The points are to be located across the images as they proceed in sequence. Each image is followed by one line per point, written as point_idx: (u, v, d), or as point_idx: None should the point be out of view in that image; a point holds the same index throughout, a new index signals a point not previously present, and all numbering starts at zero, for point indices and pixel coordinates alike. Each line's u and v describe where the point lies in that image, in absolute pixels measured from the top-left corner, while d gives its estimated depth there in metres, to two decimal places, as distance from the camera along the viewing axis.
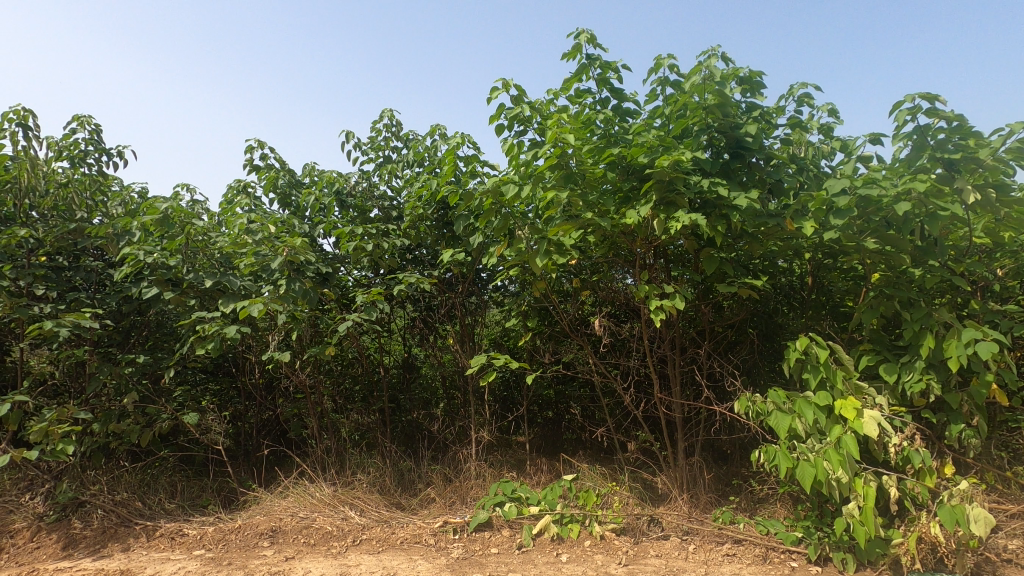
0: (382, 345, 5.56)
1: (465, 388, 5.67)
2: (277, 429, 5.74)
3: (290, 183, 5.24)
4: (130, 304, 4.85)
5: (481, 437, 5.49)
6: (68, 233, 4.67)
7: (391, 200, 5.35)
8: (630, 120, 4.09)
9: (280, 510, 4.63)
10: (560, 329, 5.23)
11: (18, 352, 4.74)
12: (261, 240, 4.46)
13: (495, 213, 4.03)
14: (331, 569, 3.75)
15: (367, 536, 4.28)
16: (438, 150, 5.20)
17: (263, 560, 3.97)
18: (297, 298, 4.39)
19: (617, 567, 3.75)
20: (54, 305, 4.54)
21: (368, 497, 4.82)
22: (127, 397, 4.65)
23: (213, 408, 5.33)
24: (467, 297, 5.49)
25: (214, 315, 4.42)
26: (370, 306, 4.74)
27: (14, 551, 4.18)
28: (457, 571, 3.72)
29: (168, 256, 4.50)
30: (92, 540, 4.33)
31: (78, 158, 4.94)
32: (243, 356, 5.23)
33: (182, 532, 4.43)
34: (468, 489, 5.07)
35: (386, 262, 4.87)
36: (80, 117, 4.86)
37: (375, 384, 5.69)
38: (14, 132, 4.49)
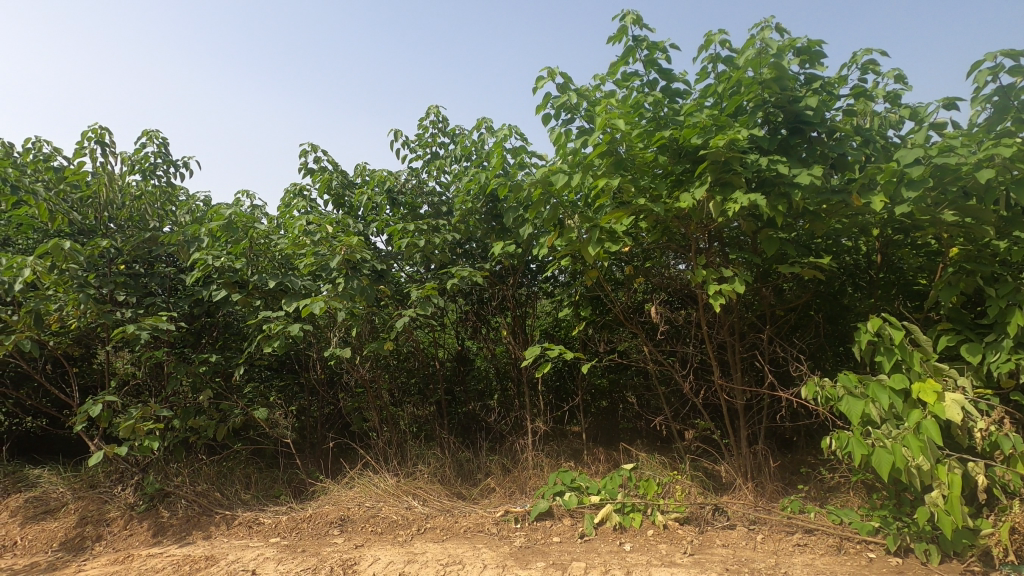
0: (437, 339, 5.65)
1: (519, 379, 5.71)
2: (340, 422, 5.96)
3: (343, 185, 5.38)
4: (201, 306, 5.13)
5: (537, 428, 5.53)
6: (144, 242, 5.02)
7: (440, 195, 5.42)
8: (680, 100, 3.98)
9: (348, 500, 4.82)
10: (613, 318, 5.18)
11: (103, 354, 5.09)
12: (320, 241, 4.61)
13: (545, 203, 3.99)
14: (399, 557, 3.87)
15: (431, 525, 4.39)
16: (485, 143, 5.22)
17: (335, 547, 4.14)
18: (354, 295, 4.53)
19: (682, 556, 3.70)
20: (134, 309, 4.86)
21: (430, 487, 4.94)
22: (203, 394, 4.92)
23: (280, 403, 5.54)
24: (518, 288, 5.54)
25: (278, 315, 4.60)
26: (425, 301, 4.84)
27: (111, 538, 4.52)
28: (522, 559, 3.77)
29: (233, 260, 4.73)
30: (178, 527, 4.62)
31: (149, 170, 5.23)
32: (306, 353, 5.45)
33: (258, 520, 4.67)
34: (527, 479, 5.12)
35: (437, 258, 4.92)
36: (149, 132, 5.15)
37: (431, 377, 5.81)
38: (92, 149, 4.80)
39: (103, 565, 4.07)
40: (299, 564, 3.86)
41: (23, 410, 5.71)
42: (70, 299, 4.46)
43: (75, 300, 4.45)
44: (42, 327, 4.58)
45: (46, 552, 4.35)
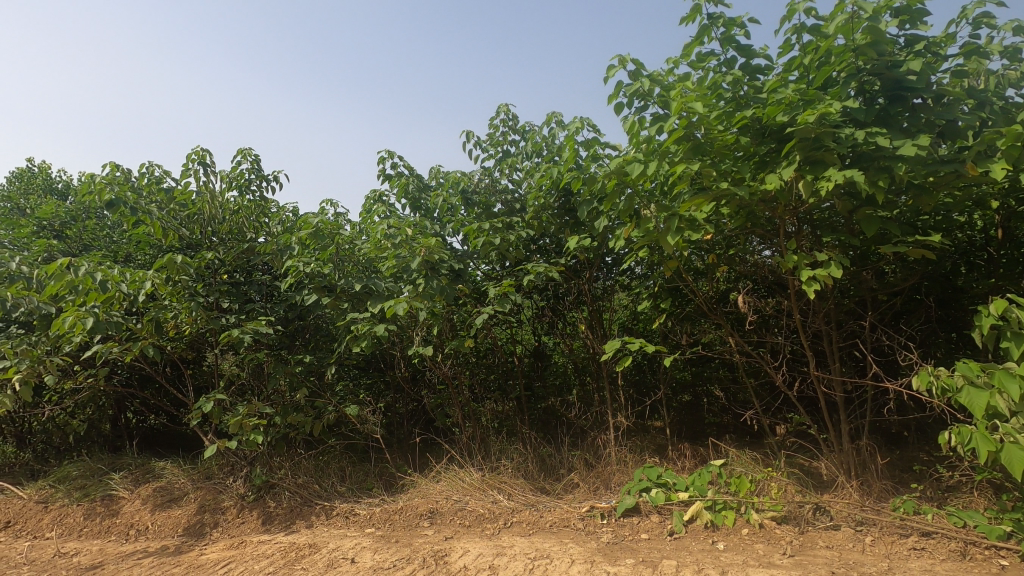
0: (514, 335, 5.69)
1: (599, 373, 5.66)
2: (424, 417, 6.18)
3: (419, 188, 5.53)
4: (294, 310, 5.48)
5: (619, 423, 5.45)
6: (243, 253, 5.44)
7: (513, 193, 5.46)
8: (761, 77, 3.77)
9: (436, 493, 4.97)
10: (694, 309, 5.00)
11: (212, 357, 5.54)
12: (400, 243, 4.77)
13: (620, 194, 3.91)
14: (488, 550, 3.95)
15: (517, 519, 4.45)
16: (556, 138, 5.20)
17: (426, 538, 4.29)
18: (434, 294, 4.67)
19: (782, 557, 3.52)
20: (237, 315, 5.28)
21: (514, 481, 5.01)
22: (300, 393, 5.26)
23: (369, 401, 5.82)
24: (593, 282, 5.48)
25: (364, 316, 4.81)
26: (502, 298, 4.88)
27: (226, 525, 4.92)
28: (610, 555, 3.73)
29: (322, 265, 5.01)
30: (283, 516, 4.97)
31: (244, 186, 5.63)
32: (390, 352, 5.68)
33: (354, 511, 4.94)
34: (611, 475, 5.06)
35: (512, 255, 4.95)
36: (243, 150, 5.54)
37: (510, 373, 5.87)
38: (196, 169, 5.24)
39: (221, 550, 4.46)
40: (394, 554, 4.03)
41: (147, 408, 6.32)
42: (183, 307, 4.90)
43: (188, 308, 4.89)
44: (162, 334, 5.06)
45: (173, 536, 4.81)
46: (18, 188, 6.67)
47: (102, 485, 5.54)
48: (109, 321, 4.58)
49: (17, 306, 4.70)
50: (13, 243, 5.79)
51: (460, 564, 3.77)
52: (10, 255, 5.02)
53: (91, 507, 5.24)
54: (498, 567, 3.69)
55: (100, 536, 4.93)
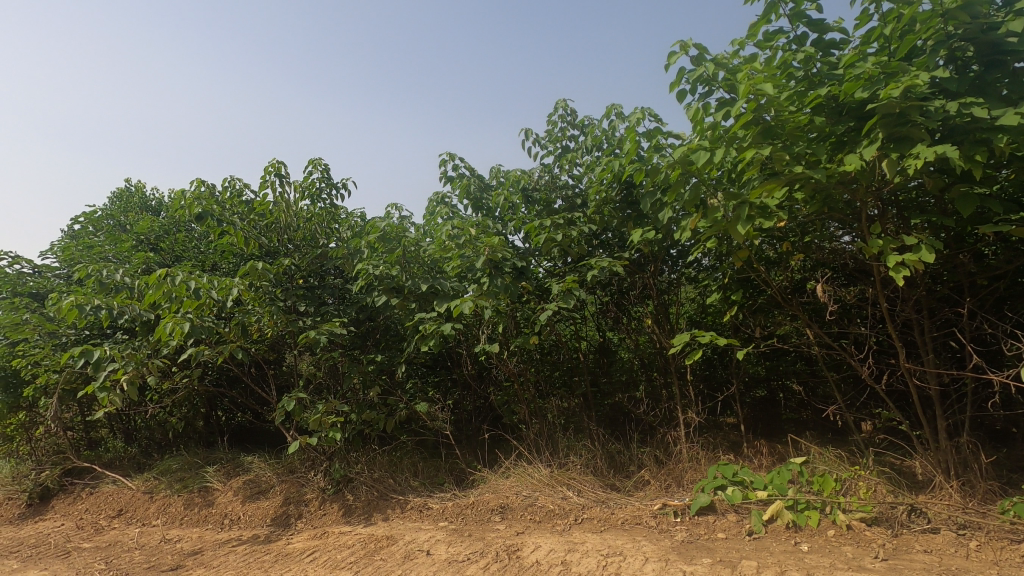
0: (578, 331, 5.66)
1: (667, 368, 5.53)
2: (491, 414, 6.26)
3: (480, 189, 5.60)
4: (365, 312, 5.71)
5: (691, 419, 5.28)
6: (317, 258, 5.76)
7: (573, 188, 5.43)
8: (836, 52, 3.56)
9: (506, 489, 5.03)
10: (768, 300, 4.79)
11: (291, 358, 5.86)
12: (464, 243, 4.85)
13: (685, 183, 3.80)
14: (560, 546, 3.96)
15: (588, 515, 4.44)
16: (616, 130, 5.13)
17: (498, 533, 4.36)
18: (499, 293, 4.72)
19: (874, 561, 3.32)
20: (313, 318, 5.54)
21: (583, 478, 5.00)
22: (373, 391, 5.47)
23: (438, 398, 5.96)
24: (658, 276, 5.36)
25: (432, 315, 4.93)
26: (567, 294, 4.87)
27: (309, 516, 5.20)
28: (685, 554, 3.64)
29: (390, 268, 5.13)
30: (362, 509, 5.19)
31: (315, 195, 5.91)
32: (457, 350, 5.80)
33: (427, 505, 5.08)
34: (683, 472, 4.95)
35: (575, 250, 4.92)
36: (314, 161, 5.81)
37: (576, 369, 5.82)
38: (273, 181, 5.55)
39: (306, 539, 4.72)
40: (468, 547, 4.12)
41: (236, 406, 6.75)
42: (265, 311, 5.21)
43: (269, 312, 5.22)
44: (247, 336, 5.40)
45: (262, 526, 5.14)
46: (119, 207, 7.30)
47: (198, 477, 5.97)
48: (200, 325, 4.97)
49: (122, 313, 5.17)
50: (117, 256, 6.37)
51: (532, 559, 3.80)
52: (115, 268, 5.52)
53: (190, 498, 5.67)
54: (571, 563, 3.70)
55: (199, 524, 5.34)
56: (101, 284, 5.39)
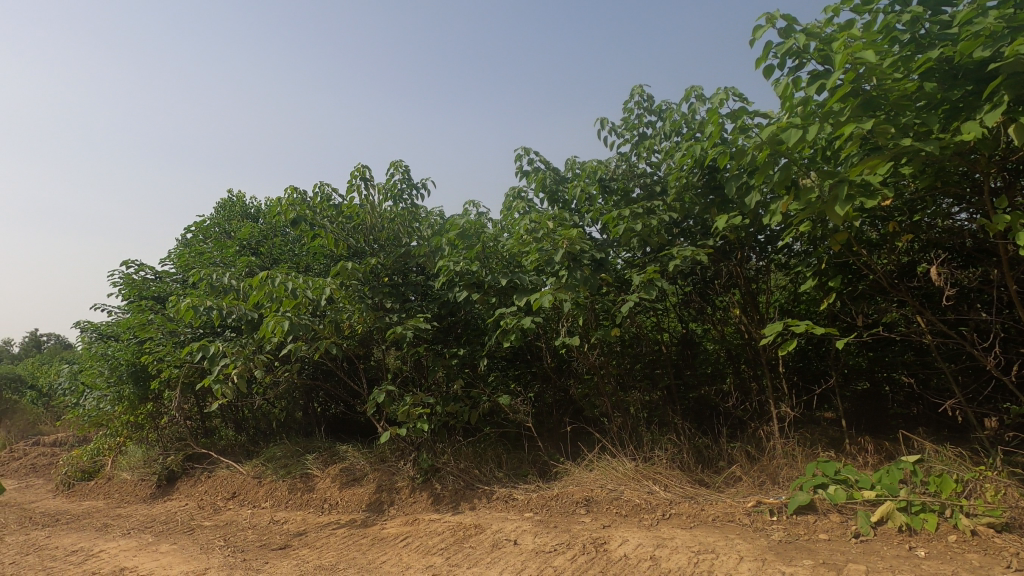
0: (660, 323, 5.52)
1: (757, 360, 5.27)
2: (573, 407, 6.21)
3: (556, 181, 5.58)
4: (447, 307, 5.87)
5: (784, 413, 5.01)
6: (400, 257, 5.99)
7: (652, 176, 5.30)
8: (948, 10, 3.23)
9: (590, 482, 5.02)
10: (871, 286, 4.45)
11: (379, 353, 6.13)
12: (542, 237, 4.84)
13: (774, 165, 3.59)
14: (648, 541, 3.90)
15: (677, 511, 4.34)
16: (696, 113, 4.94)
17: (584, 525, 4.36)
18: (578, 285, 4.69)
19: (1006, 571, 3.00)
20: (399, 314, 5.78)
21: (670, 472, 4.88)
22: (456, 383, 5.63)
23: (520, 391, 6.00)
24: (745, 264, 5.11)
25: (512, 310, 4.98)
26: (648, 284, 4.75)
27: (401, 503, 5.45)
28: (784, 555, 3.47)
29: (470, 264, 5.26)
30: (450, 498, 5.37)
31: (397, 195, 6.14)
32: (537, 343, 5.84)
33: (512, 496, 5.18)
34: (778, 469, 4.71)
35: (655, 240, 4.79)
36: (395, 163, 6.04)
37: (658, 362, 5.67)
38: (358, 185, 5.83)
39: (399, 525, 4.95)
40: (554, 538, 4.15)
41: (331, 399, 7.18)
42: (355, 309, 5.51)
43: (359, 309, 5.51)
44: (340, 332, 5.72)
45: (359, 511, 5.45)
46: (223, 216, 7.94)
47: (300, 464, 6.41)
48: (300, 322, 5.28)
49: (230, 313, 5.63)
50: (224, 261, 6.94)
51: (620, 553, 3.76)
52: (223, 272, 6.03)
53: (293, 483, 6.11)
54: (660, 559, 3.62)
55: (302, 508, 5.74)
56: (212, 286, 5.90)
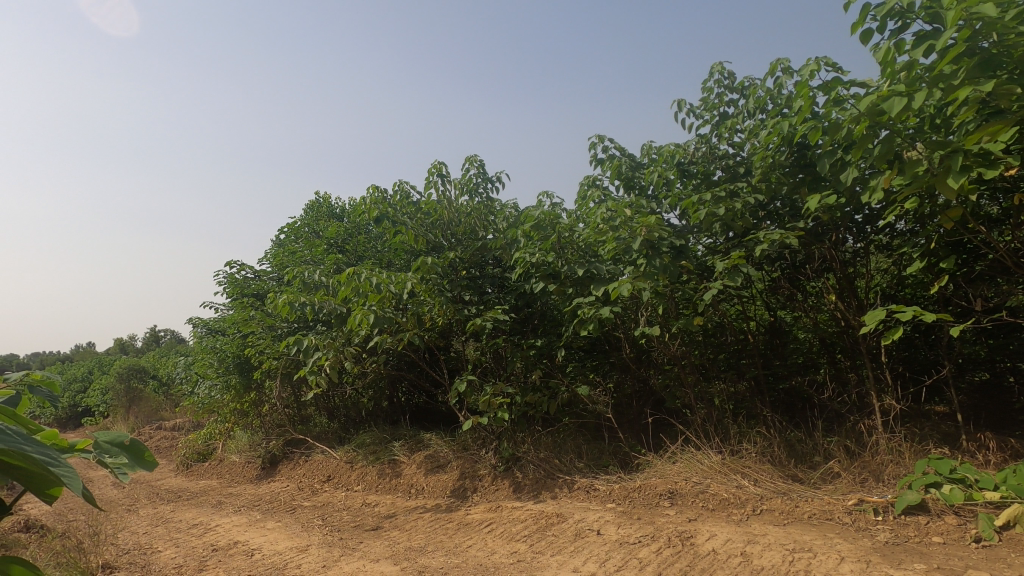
0: (745, 311, 5.28)
1: (856, 349, 4.93)
2: (654, 398, 6.10)
3: (632, 168, 5.46)
4: (523, 298, 5.93)
5: (889, 406, 4.65)
6: (478, 250, 6.11)
7: (734, 157, 5.06)
8: None
9: (673, 474, 4.90)
10: (992, 266, 4.03)
11: (459, 344, 6.30)
12: (619, 225, 4.74)
13: (873, 138, 3.31)
14: (738, 536, 3.77)
15: (768, 507, 4.16)
16: (783, 87, 4.66)
17: (668, 518, 4.27)
18: (658, 274, 4.58)
19: None
20: (477, 306, 5.90)
21: (759, 466, 4.68)
22: (535, 373, 5.67)
23: (599, 381, 5.97)
24: (841, 246, 4.78)
25: (590, 299, 4.94)
26: (733, 271, 4.55)
27: (484, 490, 5.58)
28: (892, 557, 3.24)
29: (546, 255, 5.27)
30: (531, 487, 5.44)
31: (472, 189, 6.25)
32: (615, 334, 5.77)
33: (594, 487, 5.17)
34: (882, 466, 4.38)
35: (739, 224, 4.58)
36: (470, 158, 6.15)
37: (744, 351, 5.43)
38: (436, 181, 6.00)
39: (483, 512, 5.09)
40: (638, 530, 4.11)
41: (414, 389, 7.46)
42: (436, 302, 5.70)
43: (439, 302, 5.69)
44: (422, 325, 5.94)
45: (444, 497, 5.66)
46: (312, 216, 8.44)
47: (387, 451, 6.73)
48: (384, 315, 5.51)
49: (322, 307, 5.99)
50: (314, 259, 7.38)
51: (708, 547, 3.66)
52: (314, 269, 6.41)
53: (382, 468, 6.44)
54: (752, 555, 3.49)
55: (391, 492, 6.04)
56: (305, 283, 6.31)
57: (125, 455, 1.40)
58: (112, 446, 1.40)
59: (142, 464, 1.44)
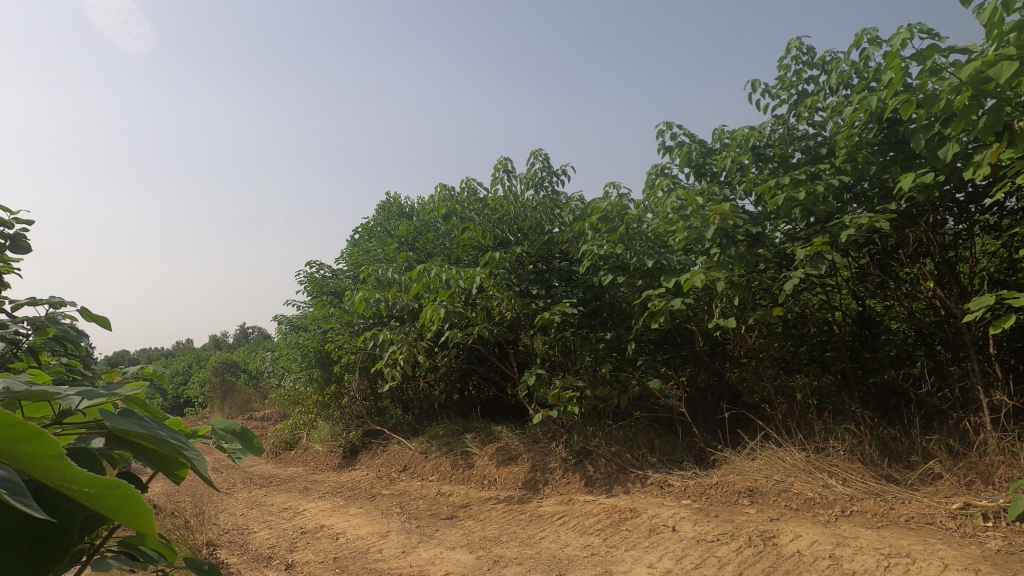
0: (830, 300, 4.98)
1: (959, 341, 4.53)
2: (730, 392, 5.89)
3: (703, 154, 5.26)
4: (591, 291, 5.88)
5: (999, 403, 4.25)
6: (545, 244, 6.11)
7: (816, 137, 4.77)
8: None
9: (753, 471, 4.71)
10: None
11: (527, 338, 6.34)
12: (691, 214, 4.59)
13: (979, 108, 3.01)
14: (825, 538, 3.58)
15: (859, 508, 3.92)
16: (870, 60, 4.34)
17: (748, 516, 4.12)
18: (733, 263, 4.40)
19: None
20: (545, 300, 5.91)
21: (849, 465, 4.41)
22: (604, 367, 5.57)
23: (672, 374, 5.82)
24: (940, 228, 4.40)
25: (661, 291, 4.83)
26: (816, 258, 4.29)
27: (555, 483, 5.61)
28: (1005, 567, 2.97)
29: (614, 246, 5.19)
30: (603, 481, 5.41)
31: (538, 183, 6.26)
32: (688, 326, 5.61)
33: (668, 482, 5.06)
34: (992, 468, 4.01)
35: (822, 208, 4.31)
36: (535, 152, 6.16)
37: (829, 343, 5.11)
38: (502, 177, 6.06)
39: (555, 504, 5.12)
40: (716, 528, 3.99)
41: (484, 382, 7.57)
42: (504, 296, 5.77)
43: (507, 296, 5.75)
44: (491, 319, 6.02)
45: (516, 488, 5.74)
46: (384, 216, 8.76)
47: (460, 442, 6.90)
48: (455, 311, 5.65)
49: (395, 304, 6.21)
50: (386, 257, 7.66)
51: (793, 548, 3.50)
52: (387, 267, 6.66)
53: (455, 459, 6.60)
54: (841, 558, 3.30)
55: (464, 482, 6.20)
56: (379, 281, 6.56)
57: (237, 441, 1.37)
58: (227, 433, 1.38)
59: (255, 451, 1.42)
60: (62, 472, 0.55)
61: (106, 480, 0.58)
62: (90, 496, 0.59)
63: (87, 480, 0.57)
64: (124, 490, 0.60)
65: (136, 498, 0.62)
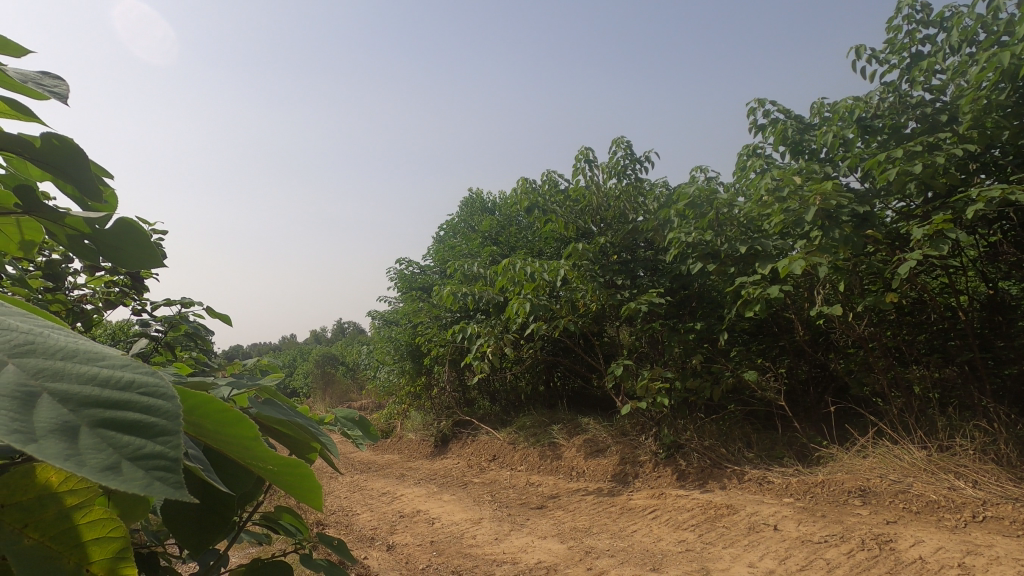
0: (953, 283, 4.50)
1: None
2: (834, 385, 5.54)
3: (800, 130, 4.92)
4: (679, 280, 5.68)
5: None
6: (629, 234, 5.99)
7: (934, 103, 4.31)
8: None
9: (865, 469, 4.38)
10: None
11: (613, 329, 6.25)
12: (788, 195, 4.31)
13: None
14: (953, 545, 3.26)
15: (993, 514, 3.54)
16: (1001, 11, 3.85)
17: (860, 518, 3.83)
18: (837, 246, 4.08)
19: None
20: (630, 290, 5.79)
21: (980, 467, 3.98)
22: (695, 358, 5.37)
23: (769, 366, 5.50)
24: None
25: (756, 278, 4.57)
26: (937, 238, 3.89)
27: (646, 477, 5.51)
28: None
29: (703, 233, 4.98)
30: (695, 475, 5.25)
31: (620, 172, 6.14)
32: (786, 314, 5.29)
33: (768, 479, 4.82)
34: None
35: (942, 182, 3.89)
36: (616, 140, 6.04)
37: (954, 331, 4.62)
38: (583, 167, 6.00)
39: (646, 498, 5.04)
40: (823, 529, 3.75)
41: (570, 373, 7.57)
42: (589, 288, 5.72)
43: (592, 288, 5.70)
44: (576, 311, 6.00)
45: (605, 481, 5.71)
46: (467, 212, 8.96)
47: (547, 434, 6.95)
48: (539, 303, 5.69)
49: (481, 297, 6.35)
50: (471, 252, 7.84)
51: (914, 554, 3.22)
52: (472, 262, 6.82)
53: (543, 450, 6.67)
54: (973, 568, 3.00)
55: (553, 473, 6.25)
56: (465, 275, 6.73)
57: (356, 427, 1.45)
58: (347, 420, 1.47)
59: (373, 438, 1.49)
60: (255, 451, 0.60)
61: (291, 458, 0.61)
62: (274, 472, 0.63)
63: (270, 458, 0.62)
64: (301, 468, 0.63)
65: (310, 475, 0.66)
